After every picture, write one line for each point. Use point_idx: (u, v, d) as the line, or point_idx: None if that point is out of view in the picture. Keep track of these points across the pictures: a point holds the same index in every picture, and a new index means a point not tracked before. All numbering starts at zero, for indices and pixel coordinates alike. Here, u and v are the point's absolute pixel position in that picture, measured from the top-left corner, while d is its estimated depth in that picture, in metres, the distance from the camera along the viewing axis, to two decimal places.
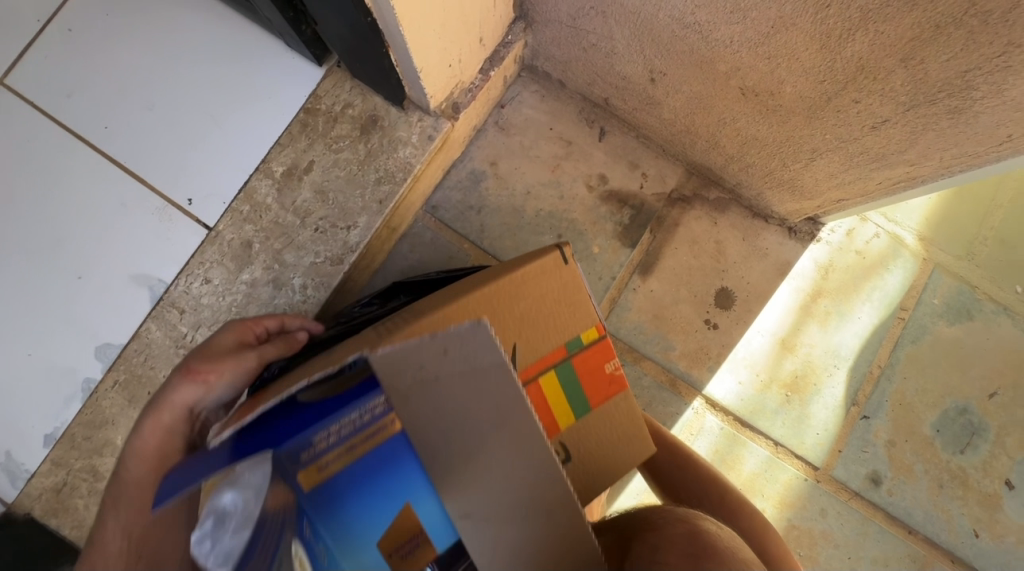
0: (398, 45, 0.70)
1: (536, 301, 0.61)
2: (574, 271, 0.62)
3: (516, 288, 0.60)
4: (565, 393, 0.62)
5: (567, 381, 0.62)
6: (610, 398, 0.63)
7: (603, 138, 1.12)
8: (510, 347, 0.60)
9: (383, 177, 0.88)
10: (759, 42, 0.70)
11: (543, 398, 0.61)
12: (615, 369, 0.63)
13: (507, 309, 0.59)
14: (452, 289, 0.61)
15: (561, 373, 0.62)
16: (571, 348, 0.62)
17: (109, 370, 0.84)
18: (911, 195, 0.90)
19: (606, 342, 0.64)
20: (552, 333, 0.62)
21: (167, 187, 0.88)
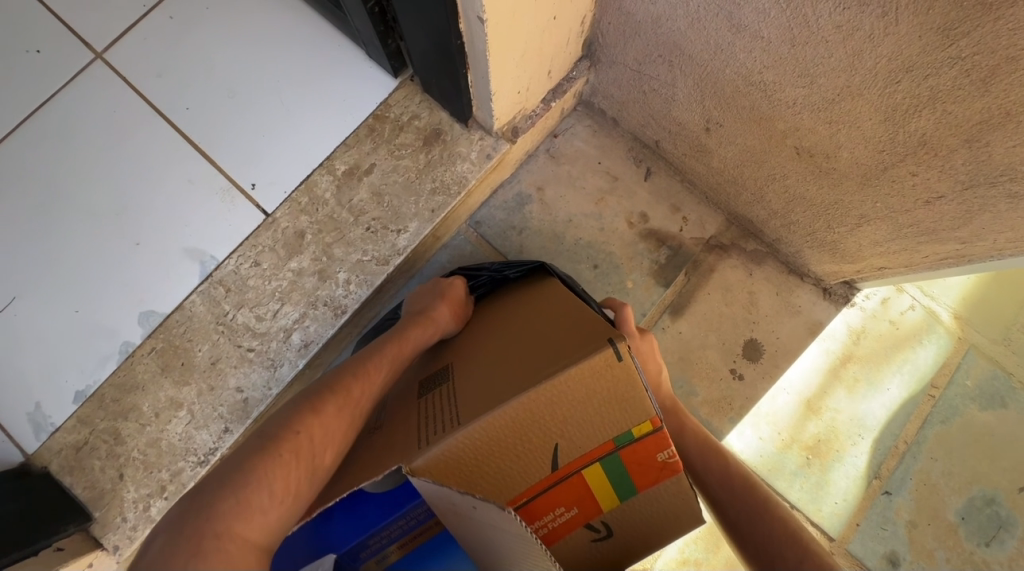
0: (478, 68, 0.74)
1: (582, 405, 0.56)
2: (629, 372, 0.54)
3: (559, 394, 0.56)
4: (609, 481, 0.59)
5: (613, 472, 0.58)
6: (657, 481, 0.60)
7: (649, 178, 1.15)
8: (551, 446, 0.57)
9: (438, 188, 0.91)
10: (823, 107, 0.72)
11: (585, 490, 0.59)
12: (668, 458, 0.58)
13: (550, 411, 0.56)
14: (498, 372, 0.62)
15: (606, 466, 0.58)
16: (618, 441, 0.57)
17: (148, 336, 0.86)
18: (955, 272, 0.90)
19: (660, 434, 0.57)
20: (597, 427, 0.57)
21: (234, 171, 0.92)
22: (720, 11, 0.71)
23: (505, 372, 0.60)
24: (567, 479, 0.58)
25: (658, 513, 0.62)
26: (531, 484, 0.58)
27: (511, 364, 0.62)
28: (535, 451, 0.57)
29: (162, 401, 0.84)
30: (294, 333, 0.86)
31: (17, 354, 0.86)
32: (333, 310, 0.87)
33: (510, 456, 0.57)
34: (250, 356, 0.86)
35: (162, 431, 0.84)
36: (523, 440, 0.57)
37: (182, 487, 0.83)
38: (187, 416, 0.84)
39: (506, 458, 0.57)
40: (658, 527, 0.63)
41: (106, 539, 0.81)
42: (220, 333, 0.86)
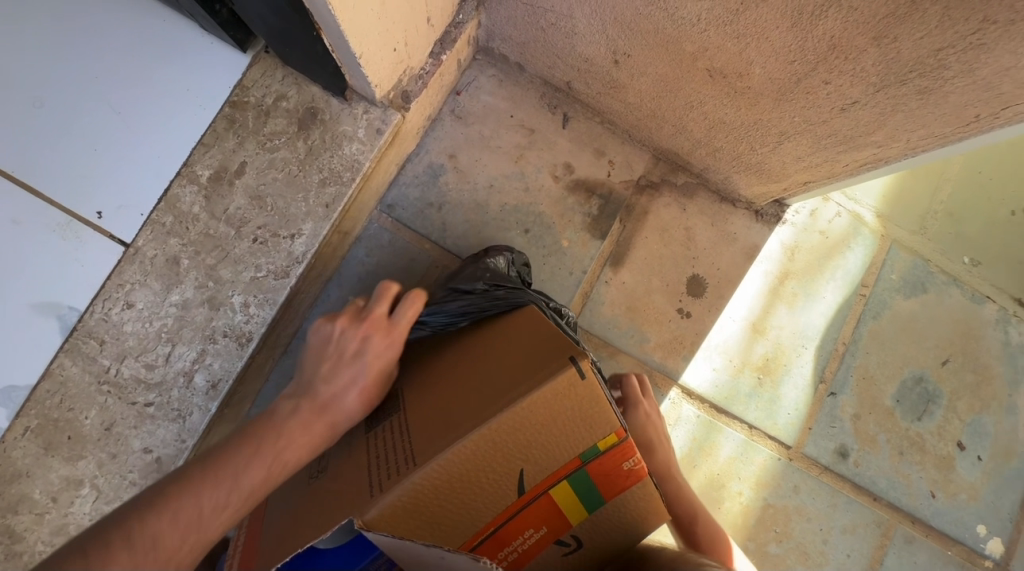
0: (330, 27, 0.61)
1: (545, 430, 0.53)
2: (593, 388, 0.51)
3: (517, 418, 0.51)
4: (580, 498, 0.55)
5: (582, 490, 0.54)
6: (626, 488, 0.56)
7: (567, 125, 1.06)
8: (515, 472, 0.53)
9: (328, 178, 0.79)
10: (728, 20, 0.65)
11: (554, 510, 0.55)
12: (636, 466, 0.54)
13: (511, 439, 0.52)
14: (451, 400, 0.56)
15: (574, 483, 0.54)
16: (585, 458, 0.53)
17: (16, 416, 0.72)
18: (875, 175, 0.89)
19: (627, 445, 0.54)
20: (564, 446, 0.53)
21: (71, 198, 0.75)
22: None
23: (460, 397, 0.55)
24: (533, 503, 0.54)
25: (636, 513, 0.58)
26: (495, 514, 0.53)
27: (466, 386, 0.57)
28: (495, 480, 0.53)
29: (56, 484, 0.73)
30: (197, 375, 0.75)
31: None
32: (237, 341, 0.76)
33: (470, 489, 0.52)
34: (151, 412, 0.74)
35: (66, 515, 0.73)
36: (481, 474, 0.52)
37: None
38: (92, 492, 0.73)
39: (463, 496, 0.52)
40: (627, 535, 0.59)
41: None
42: (106, 394, 0.74)
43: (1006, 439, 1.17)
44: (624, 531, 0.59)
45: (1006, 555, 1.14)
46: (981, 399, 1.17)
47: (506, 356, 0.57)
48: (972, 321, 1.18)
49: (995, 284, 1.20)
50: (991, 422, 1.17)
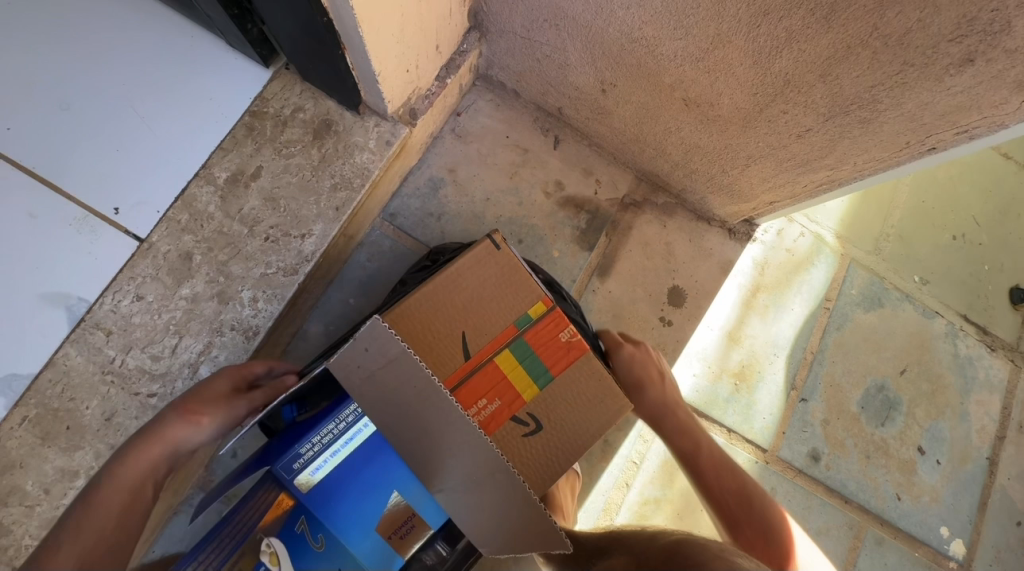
0: (354, 47, 0.69)
1: (485, 299, 0.66)
2: (509, 255, 0.67)
3: (457, 284, 0.66)
4: (523, 365, 0.66)
5: (523, 356, 0.66)
6: (566, 361, 0.67)
7: (558, 146, 1.16)
8: (461, 335, 0.65)
9: (339, 183, 0.85)
10: (700, 57, 0.76)
11: (502, 376, 0.65)
12: (569, 334, 0.67)
13: (453, 301, 0.65)
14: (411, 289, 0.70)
15: (515, 349, 0.66)
16: (521, 325, 0.67)
17: (15, 406, 0.73)
18: (831, 197, 1.00)
19: (555, 313, 0.68)
20: (503, 315, 0.67)
21: (90, 195, 0.79)
22: None
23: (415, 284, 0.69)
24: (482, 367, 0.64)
25: (580, 393, 0.67)
26: (448, 375, 0.63)
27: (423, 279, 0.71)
28: (446, 342, 0.64)
29: (50, 475, 0.72)
30: (202, 367, 0.78)
31: None
32: (243, 334, 0.79)
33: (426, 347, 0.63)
34: (153, 403, 0.76)
35: (58, 508, 0.72)
36: (433, 335, 0.64)
37: None
38: (87, 484, 0.73)
39: (419, 357, 0.63)
40: (581, 421, 0.66)
41: None
42: (109, 384, 0.75)
43: (961, 443, 1.26)
44: (575, 410, 0.66)
45: (967, 556, 1.21)
46: (936, 406, 1.26)
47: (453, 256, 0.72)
48: (925, 333, 1.29)
49: (943, 301, 1.32)
50: (946, 428, 1.26)
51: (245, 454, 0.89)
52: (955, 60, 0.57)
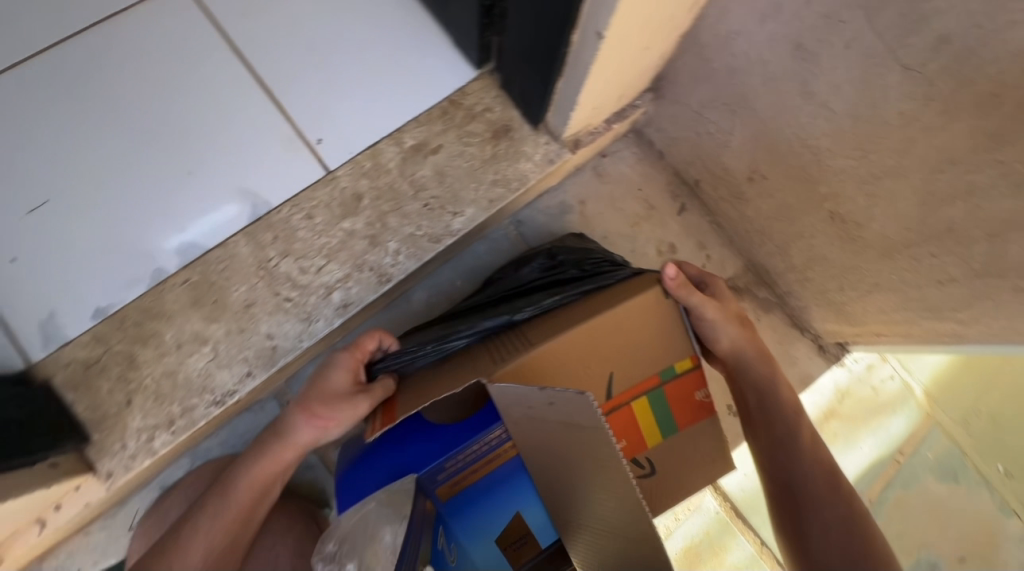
0: (572, 78, 0.79)
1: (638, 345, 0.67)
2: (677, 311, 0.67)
3: (621, 322, 0.66)
4: (655, 416, 0.69)
5: (658, 408, 0.68)
6: (695, 421, 0.70)
7: (682, 213, 1.22)
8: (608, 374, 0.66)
9: (499, 181, 0.95)
10: (867, 180, 0.81)
11: (634, 420, 0.68)
12: (706, 397, 0.69)
13: (608, 342, 0.65)
14: (568, 311, 0.68)
15: (652, 399, 0.68)
16: (664, 376, 0.68)
17: (184, 267, 0.85)
18: (939, 349, 0.99)
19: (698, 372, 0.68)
20: (650, 364, 0.67)
21: (303, 122, 0.92)
22: (796, 76, 0.79)
23: (574, 308, 0.68)
24: (620, 409, 0.67)
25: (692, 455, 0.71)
26: None
27: (581, 305, 0.69)
28: (594, 378, 0.66)
29: (186, 335, 0.83)
30: (335, 292, 0.87)
31: (39, 258, 0.82)
32: (378, 277, 0.89)
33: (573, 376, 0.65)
34: (287, 307, 0.86)
35: (181, 364, 0.82)
36: (585, 366, 0.65)
37: (191, 424, 0.81)
38: (210, 353, 0.83)
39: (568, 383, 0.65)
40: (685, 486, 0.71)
41: (100, 464, 0.78)
42: (260, 278, 0.86)
43: None
44: (683, 466, 0.71)
45: None
46: None
47: (616, 289, 0.69)
48: (997, 529, 1.19)
49: None
50: None
51: None
52: None
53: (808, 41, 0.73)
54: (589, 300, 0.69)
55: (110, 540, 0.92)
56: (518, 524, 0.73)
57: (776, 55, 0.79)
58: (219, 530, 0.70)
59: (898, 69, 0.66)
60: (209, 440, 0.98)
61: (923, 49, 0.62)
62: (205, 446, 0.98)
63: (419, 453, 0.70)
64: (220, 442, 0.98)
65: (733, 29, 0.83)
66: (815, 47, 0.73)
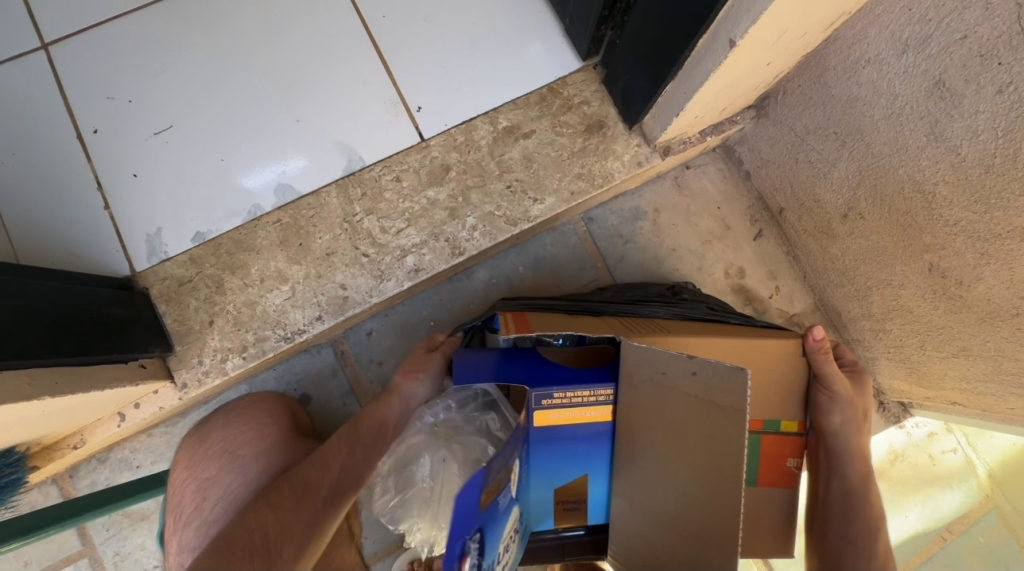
0: (686, 83, 0.77)
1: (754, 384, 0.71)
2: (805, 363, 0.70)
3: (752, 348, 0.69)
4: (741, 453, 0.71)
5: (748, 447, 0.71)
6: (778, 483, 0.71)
7: (757, 239, 1.17)
8: None
9: (583, 175, 0.94)
10: (984, 237, 0.75)
11: None
12: (797, 464, 0.71)
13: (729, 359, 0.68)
14: (703, 327, 0.72)
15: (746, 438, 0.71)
16: (766, 426, 0.71)
17: (278, 208, 0.90)
18: (1021, 431, 0.91)
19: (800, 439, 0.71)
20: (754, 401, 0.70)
21: (407, 89, 0.95)
22: (927, 115, 0.74)
23: (706, 326, 0.73)
24: None
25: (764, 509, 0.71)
26: None
27: (713, 326, 0.73)
28: None
29: (270, 271, 0.88)
30: (409, 256, 0.90)
31: (157, 178, 0.90)
32: (451, 249, 0.91)
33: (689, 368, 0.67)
34: (363, 261, 0.89)
35: (261, 297, 0.87)
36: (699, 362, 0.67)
37: (261, 354, 0.86)
38: (288, 292, 0.88)
39: None
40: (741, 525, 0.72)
41: (177, 373, 0.85)
42: (343, 230, 0.90)
43: None
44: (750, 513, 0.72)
45: None
46: None
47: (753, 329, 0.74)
48: None
49: None
50: None
51: (376, 337, 1.05)
52: None
53: (953, 79, 0.68)
54: (725, 326, 0.74)
55: (167, 445, 1.00)
56: (581, 487, 0.72)
57: (909, 90, 0.74)
58: (303, 506, 0.62)
59: None
60: (266, 372, 1.03)
61: None
62: (261, 377, 1.03)
63: (527, 373, 0.68)
64: (276, 376, 1.03)
65: (866, 55, 0.78)
66: (960, 86, 0.68)
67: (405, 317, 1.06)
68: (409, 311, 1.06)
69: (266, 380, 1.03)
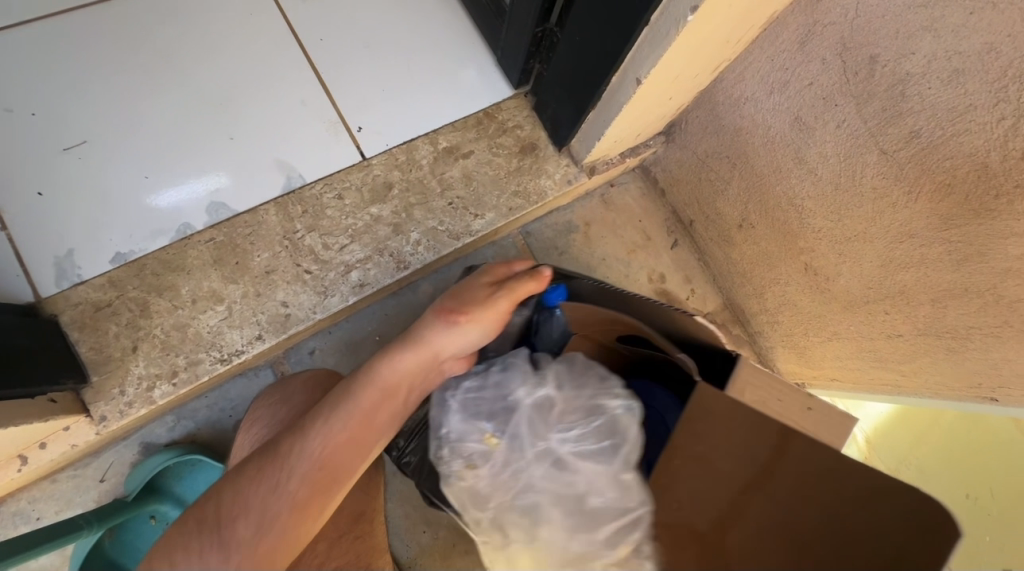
0: (604, 112, 0.88)
1: None
2: None
3: None
4: None
5: None
6: None
7: (674, 248, 1.31)
8: None
9: (520, 192, 1.02)
10: (839, 241, 0.93)
11: None
12: None
13: None
14: None
15: None
16: None
17: (211, 226, 0.87)
18: (881, 399, 1.11)
19: None
20: None
21: (347, 109, 0.98)
22: (792, 143, 0.91)
23: None
24: None
25: None
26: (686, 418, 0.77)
27: None
28: None
29: (203, 291, 0.84)
30: (354, 272, 0.91)
31: (69, 197, 0.84)
32: (396, 263, 0.94)
33: None
34: (305, 278, 0.89)
35: (193, 318, 0.83)
36: None
37: (194, 378, 0.82)
38: (224, 312, 0.85)
39: None
40: None
41: (94, 406, 0.78)
42: (283, 247, 0.89)
43: None
44: None
45: None
46: None
47: None
48: None
49: None
50: None
51: (319, 356, 1.04)
52: None
53: (807, 116, 0.86)
54: None
55: (76, 490, 0.90)
56: None
57: (778, 122, 0.91)
58: (262, 480, 0.64)
59: (876, 151, 0.79)
60: (197, 400, 0.97)
61: (897, 138, 0.75)
62: (191, 406, 0.97)
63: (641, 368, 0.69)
64: (208, 404, 0.97)
65: (745, 94, 0.95)
66: (812, 121, 0.86)
67: (349, 334, 1.05)
68: (354, 327, 1.06)
69: (196, 409, 0.97)
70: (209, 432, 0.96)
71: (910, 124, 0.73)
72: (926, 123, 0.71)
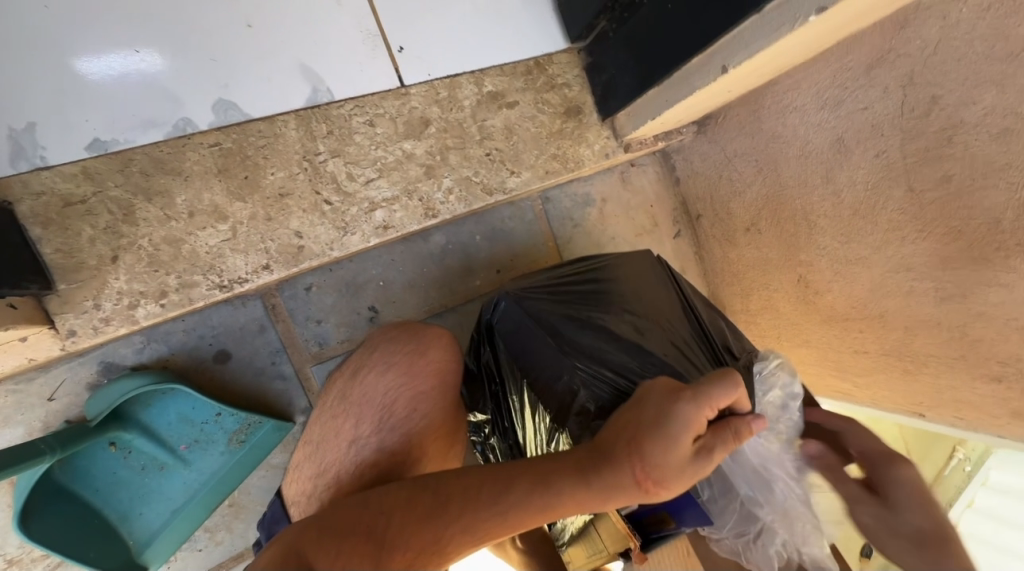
0: (670, 92, 0.87)
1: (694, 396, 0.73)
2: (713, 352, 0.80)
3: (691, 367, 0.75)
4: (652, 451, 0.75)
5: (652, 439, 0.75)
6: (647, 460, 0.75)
7: (676, 238, 1.32)
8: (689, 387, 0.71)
9: (558, 156, 0.98)
10: (840, 261, 0.98)
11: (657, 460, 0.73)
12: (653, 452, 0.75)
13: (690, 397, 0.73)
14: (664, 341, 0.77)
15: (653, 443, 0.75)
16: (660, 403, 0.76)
17: (217, 129, 0.74)
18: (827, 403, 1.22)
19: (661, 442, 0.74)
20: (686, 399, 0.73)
21: (388, 22, 0.85)
22: (826, 162, 0.95)
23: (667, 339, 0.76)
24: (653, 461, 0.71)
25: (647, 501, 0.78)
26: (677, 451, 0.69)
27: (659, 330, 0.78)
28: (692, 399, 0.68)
29: (203, 204, 0.73)
30: (378, 211, 0.83)
31: (30, 54, 0.67)
32: (425, 209, 0.87)
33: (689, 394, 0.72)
34: (324, 209, 0.80)
35: (189, 234, 0.72)
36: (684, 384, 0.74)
37: (186, 302, 0.72)
38: (227, 232, 0.74)
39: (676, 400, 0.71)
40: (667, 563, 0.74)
41: (60, 318, 0.68)
42: (302, 169, 0.78)
43: None
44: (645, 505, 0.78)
45: None
46: None
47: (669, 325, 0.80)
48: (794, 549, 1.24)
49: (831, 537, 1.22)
50: None
51: (316, 294, 0.95)
52: (989, 374, 0.81)
53: (850, 139, 0.90)
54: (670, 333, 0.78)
55: (17, 407, 0.79)
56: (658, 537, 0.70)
57: (818, 138, 0.95)
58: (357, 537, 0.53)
59: (904, 186, 0.84)
60: (170, 324, 0.86)
61: (929, 178, 0.80)
62: (164, 329, 0.86)
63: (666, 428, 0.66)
64: (184, 330, 0.87)
65: (794, 103, 0.98)
66: (852, 145, 0.90)
67: (351, 276, 0.98)
68: (357, 269, 0.98)
69: (170, 332, 0.86)
70: (185, 361, 0.87)
71: (946, 168, 0.78)
72: (961, 170, 0.76)
